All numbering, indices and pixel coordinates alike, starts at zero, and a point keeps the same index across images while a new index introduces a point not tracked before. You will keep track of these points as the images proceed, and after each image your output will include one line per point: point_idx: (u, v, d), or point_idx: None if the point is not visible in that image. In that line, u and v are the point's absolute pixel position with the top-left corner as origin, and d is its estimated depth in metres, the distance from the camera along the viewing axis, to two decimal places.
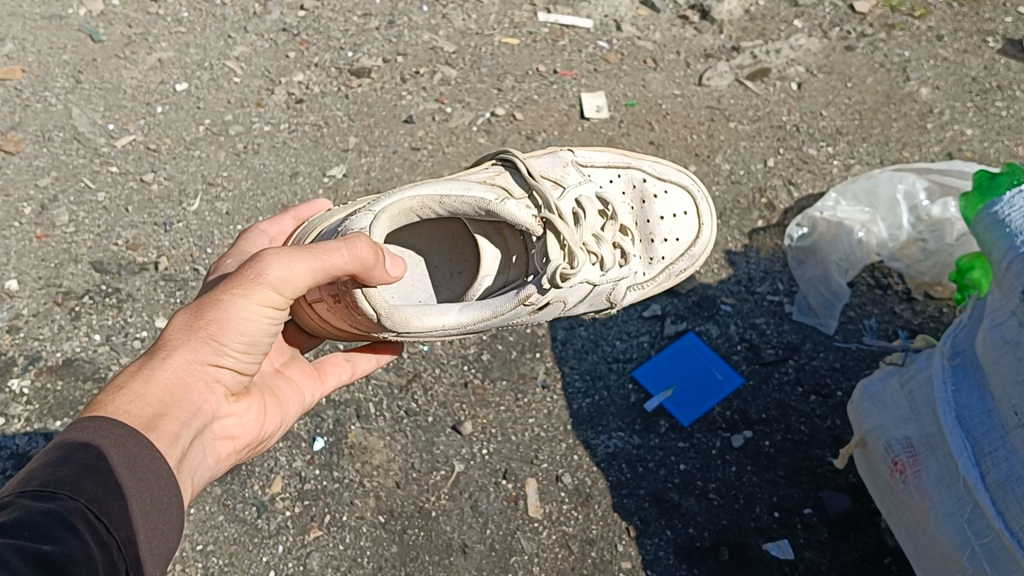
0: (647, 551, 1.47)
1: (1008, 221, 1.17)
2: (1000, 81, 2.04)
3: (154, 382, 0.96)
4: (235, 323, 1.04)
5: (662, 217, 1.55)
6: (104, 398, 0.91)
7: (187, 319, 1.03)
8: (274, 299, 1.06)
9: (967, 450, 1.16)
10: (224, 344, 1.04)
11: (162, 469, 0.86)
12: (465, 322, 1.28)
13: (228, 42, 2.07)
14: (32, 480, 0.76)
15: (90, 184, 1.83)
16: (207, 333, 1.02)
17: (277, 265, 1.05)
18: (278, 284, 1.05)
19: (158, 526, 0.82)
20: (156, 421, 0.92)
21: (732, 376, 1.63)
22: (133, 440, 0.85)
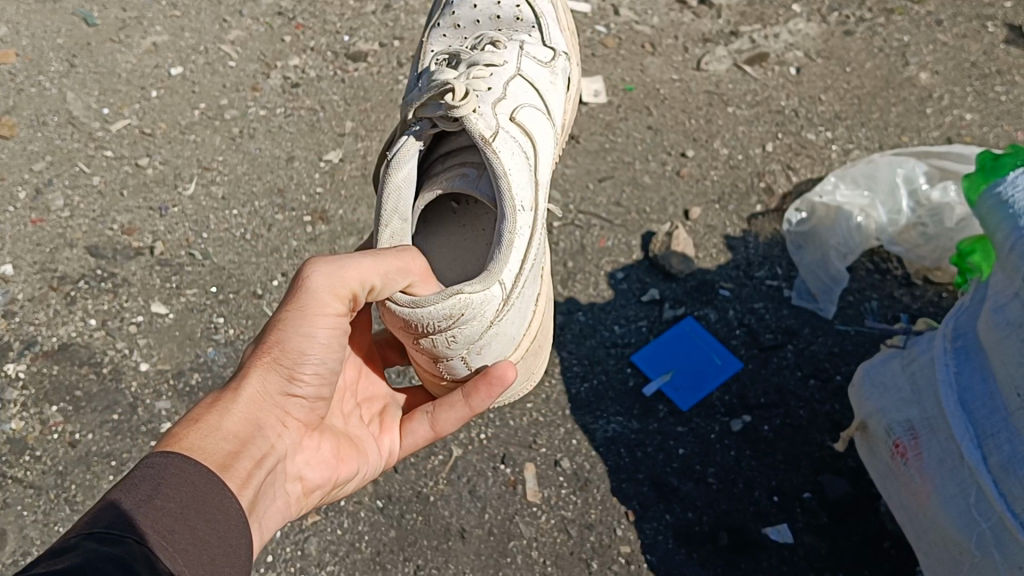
0: (646, 535, 1.46)
1: (1012, 202, 1.16)
2: (1000, 66, 2.04)
3: (227, 419, 1.00)
4: (300, 344, 1.05)
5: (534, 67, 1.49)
6: (177, 434, 0.93)
7: (257, 348, 1.06)
8: (332, 307, 1.06)
9: (970, 432, 1.16)
10: (291, 370, 1.06)
11: (234, 504, 0.89)
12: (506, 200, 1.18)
13: (224, 25, 2.07)
14: (98, 522, 0.75)
15: (86, 168, 1.81)
16: (271, 359, 1.05)
17: (322, 271, 1.04)
18: (328, 289, 1.05)
19: (220, 566, 0.82)
20: (226, 459, 0.95)
21: (730, 361, 1.63)
22: (201, 478, 0.87)
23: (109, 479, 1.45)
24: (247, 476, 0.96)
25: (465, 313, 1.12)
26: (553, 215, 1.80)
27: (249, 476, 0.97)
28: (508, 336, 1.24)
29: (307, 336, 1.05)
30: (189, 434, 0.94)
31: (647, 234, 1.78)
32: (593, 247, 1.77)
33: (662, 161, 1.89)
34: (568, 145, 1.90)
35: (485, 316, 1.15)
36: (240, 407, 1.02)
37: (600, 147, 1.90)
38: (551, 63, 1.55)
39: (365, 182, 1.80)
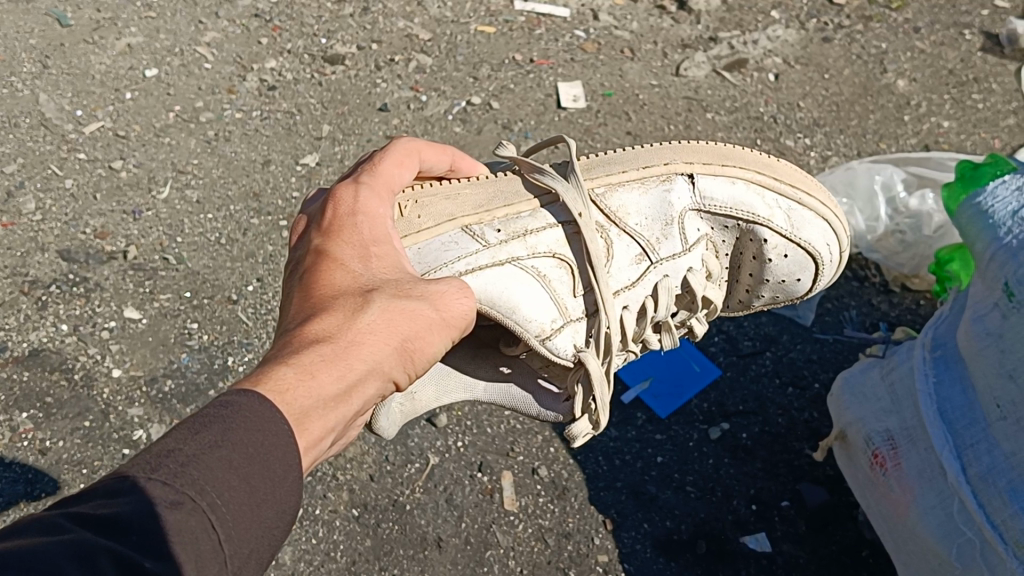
0: (624, 544, 1.45)
1: (991, 212, 1.15)
2: (977, 73, 2.05)
3: (347, 375, 0.78)
4: (428, 342, 0.88)
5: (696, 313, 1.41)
6: (289, 372, 0.74)
7: (396, 305, 0.86)
8: (455, 329, 0.93)
9: (950, 443, 1.16)
10: (416, 364, 0.87)
11: (293, 484, 0.71)
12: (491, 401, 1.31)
13: (200, 27, 2.04)
14: (164, 461, 0.66)
15: (58, 170, 1.78)
16: (410, 341, 0.86)
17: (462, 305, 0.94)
18: (458, 318, 0.93)
19: (264, 534, 0.69)
20: (326, 425, 0.75)
21: (709, 368, 1.61)
22: (286, 443, 0.71)
23: (80, 487, 1.44)
24: (324, 451, 0.76)
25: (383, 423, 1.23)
26: None
27: (326, 451, 0.77)
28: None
29: (435, 336, 0.89)
30: (301, 376, 0.75)
31: None
32: None
33: None
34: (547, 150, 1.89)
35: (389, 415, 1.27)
36: (363, 364, 0.80)
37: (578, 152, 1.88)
38: None
39: None
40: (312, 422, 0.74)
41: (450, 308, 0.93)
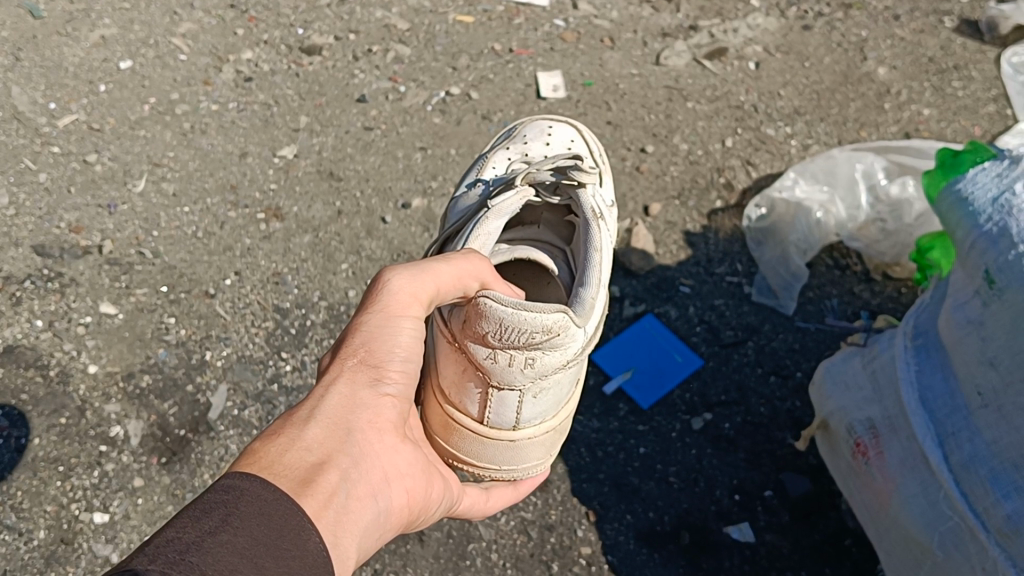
0: (607, 536, 1.44)
1: (971, 199, 1.15)
2: (957, 61, 2.05)
3: (310, 426, 0.83)
4: (379, 338, 0.92)
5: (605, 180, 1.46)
6: (257, 450, 0.78)
7: (333, 359, 0.92)
8: (415, 312, 0.96)
9: (931, 431, 1.15)
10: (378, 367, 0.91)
11: (313, 535, 0.73)
12: (594, 279, 1.15)
13: (174, 18, 2.03)
14: (165, 553, 0.63)
15: (31, 164, 1.76)
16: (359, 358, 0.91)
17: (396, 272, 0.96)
18: (414, 294, 0.96)
19: None
20: (314, 474, 0.79)
21: (691, 359, 1.61)
22: (282, 506, 0.72)
23: (56, 485, 1.40)
24: (338, 492, 0.80)
25: (559, 334, 1.06)
26: None
27: (340, 491, 0.80)
28: (559, 391, 1.16)
29: (384, 327, 0.93)
30: (267, 448, 0.79)
31: None
32: None
33: (621, 156, 1.85)
34: None
35: (564, 350, 1.09)
36: (320, 412, 0.85)
37: None
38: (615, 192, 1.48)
39: (320, 178, 1.79)
40: (300, 479, 0.77)
41: (392, 293, 0.95)
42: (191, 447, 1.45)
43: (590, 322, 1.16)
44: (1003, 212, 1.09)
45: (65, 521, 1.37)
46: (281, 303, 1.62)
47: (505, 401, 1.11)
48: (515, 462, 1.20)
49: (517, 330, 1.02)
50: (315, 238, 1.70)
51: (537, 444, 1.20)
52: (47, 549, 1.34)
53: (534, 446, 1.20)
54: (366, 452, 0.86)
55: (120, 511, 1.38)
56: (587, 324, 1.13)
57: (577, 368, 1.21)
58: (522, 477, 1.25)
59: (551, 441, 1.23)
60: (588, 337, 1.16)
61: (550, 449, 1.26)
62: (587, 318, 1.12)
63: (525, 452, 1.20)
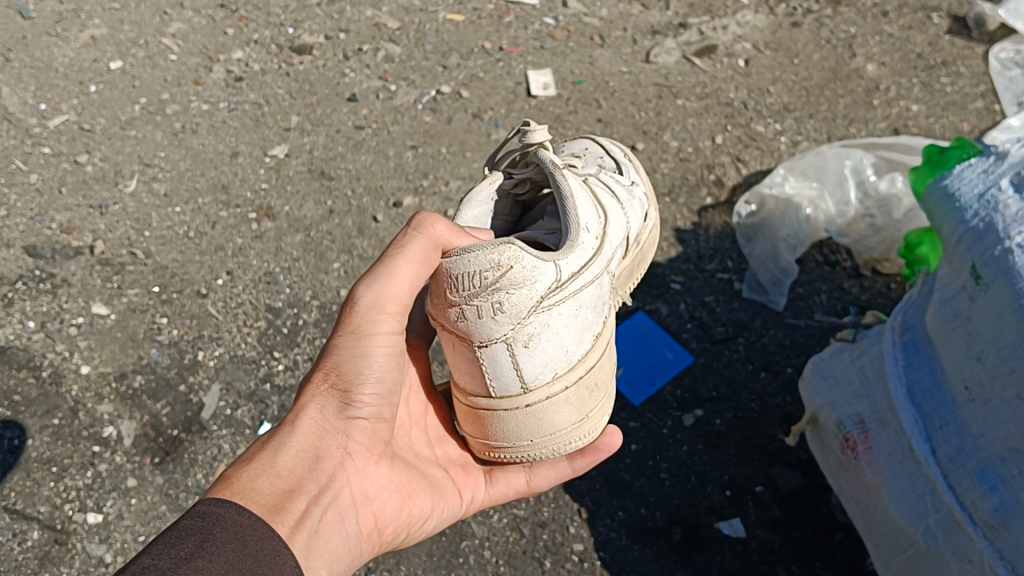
0: (599, 532, 1.45)
1: (958, 195, 1.16)
2: (945, 57, 2.06)
3: (283, 454, 0.87)
4: (355, 359, 0.95)
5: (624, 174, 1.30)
6: (232, 475, 0.82)
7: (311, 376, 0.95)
8: (388, 326, 0.97)
9: (919, 425, 1.16)
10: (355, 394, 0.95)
11: (287, 560, 0.76)
12: (571, 223, 1.04)
13: (164, 18, 2.03)
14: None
15: (22, 165, 1.76)
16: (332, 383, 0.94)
17: (371, 282, 0.95)
18: (383, 308, 0.96)
19: None
20: (284, 500, 0.82)
21: (682, 355, 1.62)
22: (257, 531, 0.75)
23: (50, 485, 1.40)
24: (307, 518, 0.83)
25: (517, 268, 0.95)
26: None
27: (310, 518, 0.84)
28: (561, 336, 1.02)
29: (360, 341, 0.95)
30: (241, 473, 0.82)
31: None
32: None
33: None
34: None
35: (536, 285, 0.98)
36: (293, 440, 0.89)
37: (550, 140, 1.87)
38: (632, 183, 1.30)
39: (311, 177, 1.80)
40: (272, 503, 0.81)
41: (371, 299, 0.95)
42: (184, 447, 1.45)
43: (576, 264, 1.03)
44: (989, 208, 1.10)
45: (59, 522, 1.37)
46: (273, 302, 1.62)
47: (497, 359, 0.99)
48: (539, 431, 1.06)
49: (464, 275, 0.95)
50: (307, 237, 1.71)
51: (561, 405, 1.05)
52: (41, 549, 1.35)
53: (557, 408, 1.05)
54: (332, 477, 0.91)
55: (113, 511, 1.39)
56: (562, 263, 1.01)
57: (589, 321, 1.07)
58: (566, 449, 1.10)
59: (581, 399, 1.07)
60: (577, 279, 1.03)
61: (590, 409, 1.10)
62: (558, 254, 1.00)
63: (551, 415, 1.05)
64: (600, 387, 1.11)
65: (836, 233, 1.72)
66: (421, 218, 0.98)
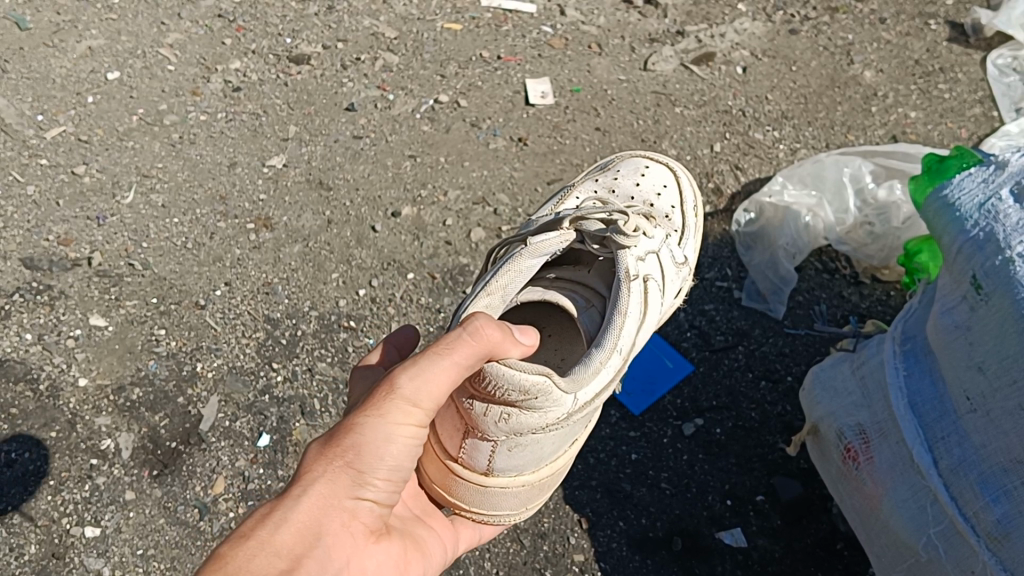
0: (600, 543, 1.44)
1: (957, 205, 1.15)
2: (943, 63, 2.07)
3: (285, 529, 0.84)
4: (376, 446, 0.91)
5: (683, 253, 1.39)
6: (226, 556, 0.79)
7: (320, 446, 0.91)
8: (413, 417, 0.94)
9: (920, 435, 1.16)
10: (366, 474, 0.91)
11: None
12: (608, 343, 1.11)
13: (162, 29, 2.03)
14: None
15: (19, 177, 1.75)
16: (345, 463, 0.90)
17: (410, 376, 0.93)
18: (414, 399, 0.93)
19: None
20: None
21: (681, 364, 1.62)
22: None
23: (47, 499, 1.39)
24: None
25: (540, 397, 1.01)
26: (502, 218, 1.76)
27: None
28: (540, 448, 1.11)
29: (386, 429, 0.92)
30: (236, 555, 0.79)
31: None
32: None
33: None
34: (516, 147, 1.87)
35: (549, 413, 1.04)
36: (297, 516, 0.85)
37: (548, 149, 1.87)
38: (682, 265, 1.37)
39: (309, 188, 1.79)
40: None
41: (412, 393, 0.93)
42: (183, 459, 1.45)
43: (591, 389, 1.10)
44: (989, 218, 1.09)
45: (56, 535, 1.36)
46: (271, 313, 1.62)
47: (479, 449, 1.07)
48: (486, 509, 1.15)
49: (495, 383, 0.99)
50: (305, 248, 1.70)
51: (512, 495, 1.15)
52: (39, 563, 1.34)
53: (506, 497, 1.14)
54: (332, 557, 0.87)
55: (111, 524, 1.38)
56: (579, 392, 1.08)
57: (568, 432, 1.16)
58: (499, 522, 1.20)
59: (528, 495, 1.18)
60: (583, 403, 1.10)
61: (529, 504, 1.21)
62: (581, 381, 1.07)
63: (500, 500, 1.14)
64: (545, 483, 1.20)
65: (835, 240, 1.72)
66: (473, 322, 0.98)
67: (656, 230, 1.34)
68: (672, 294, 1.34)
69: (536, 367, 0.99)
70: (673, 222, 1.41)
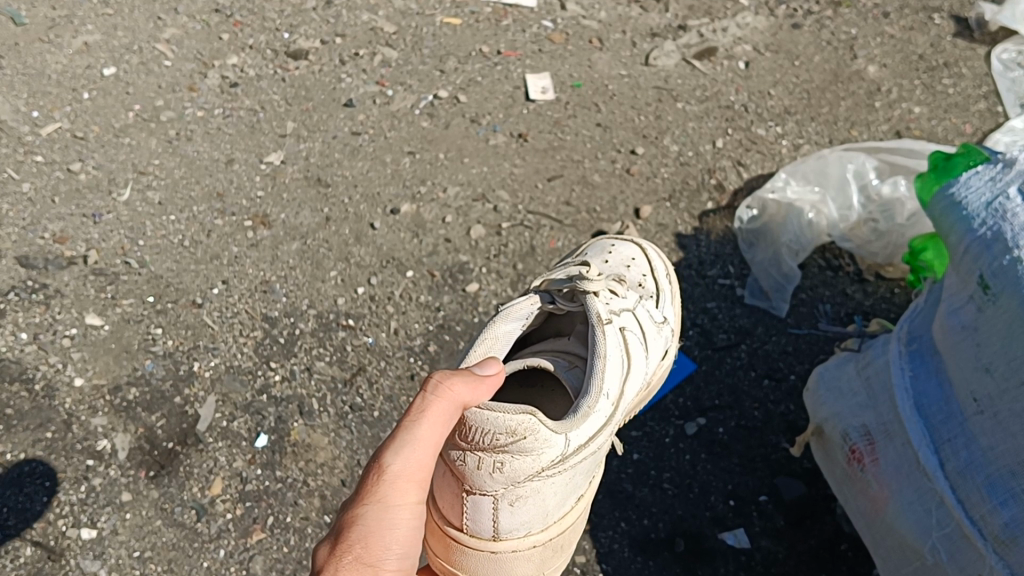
0: (601, 544, 1.43)
1: (966, 203, 1.13)
2: (947, 58, 2.05)
3: None
4: (380, 531, 0.91)
5: (662, 315, 1.36)
6: None
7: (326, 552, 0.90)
8: (411, 496, 0.94)
9: (926, 437, 1.14)
10: (380, 564, 0.90)
11: None
12: (594, 387, 1.12)
13: (158, 24, 2.01)
14: None
15: (15, 174, 1.74)
16: (359, 556, 0.89)
17: (396, 453, 0.94)
18: (407, 476, 0.94)
19: None
20: None
21: (683, 363, 1.60)
22: None
23: (42, 501, 1.38)
24: None
25: (529, 437, 1.02)
26: (502, 215, 1.74)
27: None
28: (543, 499, 1.11)
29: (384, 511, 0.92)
30: None
31: (598, 234, 1.73)
32: (543, 248, 1.70)
33: (611, 159, 1.84)
34: (516, 143, 1.85)
35: (542, 455, 1.05)
36: None
37: (548, 145, 1.85)
38: (663, 324, 1.35)
39: (308, 185, 1.77)
40: None
41: (403, 470, 0.93)
42: (180, 460, 1.43)
43: (584, 432, 1.11)
44: (998, 217, 1.08)
45: (51, 538, 1.35)
46: (269, 312, 1.60)
47: (480, 507, 1.07)
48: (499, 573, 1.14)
49: (481, 430, 1.00)
50: (303, 245, 1.69)
51: (524, 558, 1.14)
52: (35, 566, 1.32)
53: (519, 559, 1.13)
54: None
55: (107, 526, 1.36)
56: (571, 434, 1.09)
57: (573, 482, 1.16)
58: None
59: (544, 553, 1.17)
60: (579, 450, 1.11)
61: (549, 566, 1.20)
62: (570, 424, 1.08)
63: (512, 563, 1.14)
64: (561, 542, 1.20)
65: (837, 237, 1.70)
66: (435, 379, 0.98)
67: (629, 291, 1.33)
68: (657, 355, 1.31)
69: (518, 406, 1.01)
70: (646, 288, 1.38)
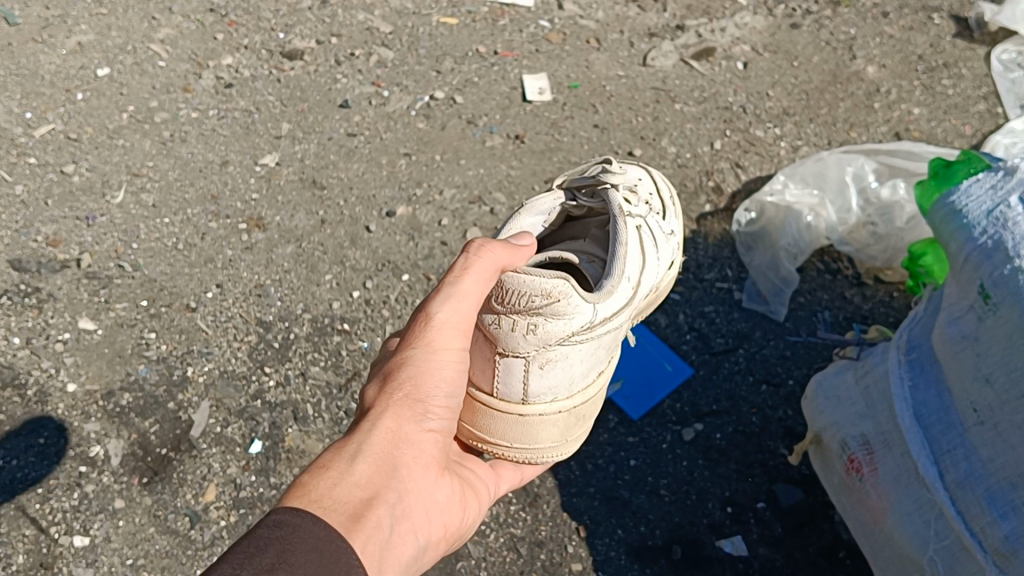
0: (598, 551, 1.42)
1: (966, 211, 1.12)
2: (946, 58, 2.03)
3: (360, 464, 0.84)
4: (429, 377, 0.94)
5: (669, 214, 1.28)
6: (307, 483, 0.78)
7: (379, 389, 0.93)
8: (457, 342, 0.97)
9: (926, 448, 1.13)
10: (425, 403, 0.93)
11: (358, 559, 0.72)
12: (617, 269, 1.09)
13: (152, 23, 2.00)
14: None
15: (7, 176, 1.72)
16: (406, 394, 0.92)
17: (447, 300, 0.96)
18: (452, 325, 0.96)
19: None
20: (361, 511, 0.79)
21: (681, 367, 1.59)
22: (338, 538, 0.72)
23: (35, 508, 1.37)
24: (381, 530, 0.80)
25: (563, 301, 1.02)
26: (498, 218, 1.73)
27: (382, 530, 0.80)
28: (572, 365, 1.10)
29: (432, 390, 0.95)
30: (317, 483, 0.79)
31: None
32: None
33: None
34: (512, 145, 1.84)
35: (573, 319, 1.05)
36: (368, 451, 0.86)
37: (545, 146, 1.84)
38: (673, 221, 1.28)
39: (303, 187, 1.76)
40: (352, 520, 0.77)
41: (447, 343, 0.96)
42: (173, 466, 1.42)
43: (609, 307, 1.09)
44: (999, 225, 1.06)
45: (44, 545, 1.34)
46: (264, 316, 1.59)
47: (511, 369, 1.07)
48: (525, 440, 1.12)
49: (516, 290, 1.01)
50: (298, 248, 1.67)
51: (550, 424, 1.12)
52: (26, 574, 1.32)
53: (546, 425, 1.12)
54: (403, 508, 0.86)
55: (100, 533, 1.35)
56: (599, 305, 1.08)
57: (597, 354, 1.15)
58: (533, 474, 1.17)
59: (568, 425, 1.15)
60: (607, 322, 1.10)
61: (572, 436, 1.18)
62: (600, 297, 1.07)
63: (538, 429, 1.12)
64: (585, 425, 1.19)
65: (836, 239, 1.69)
66: (476, 243, 1.00)
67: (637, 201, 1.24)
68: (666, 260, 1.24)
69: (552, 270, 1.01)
70: (655, 202, 1.28)
